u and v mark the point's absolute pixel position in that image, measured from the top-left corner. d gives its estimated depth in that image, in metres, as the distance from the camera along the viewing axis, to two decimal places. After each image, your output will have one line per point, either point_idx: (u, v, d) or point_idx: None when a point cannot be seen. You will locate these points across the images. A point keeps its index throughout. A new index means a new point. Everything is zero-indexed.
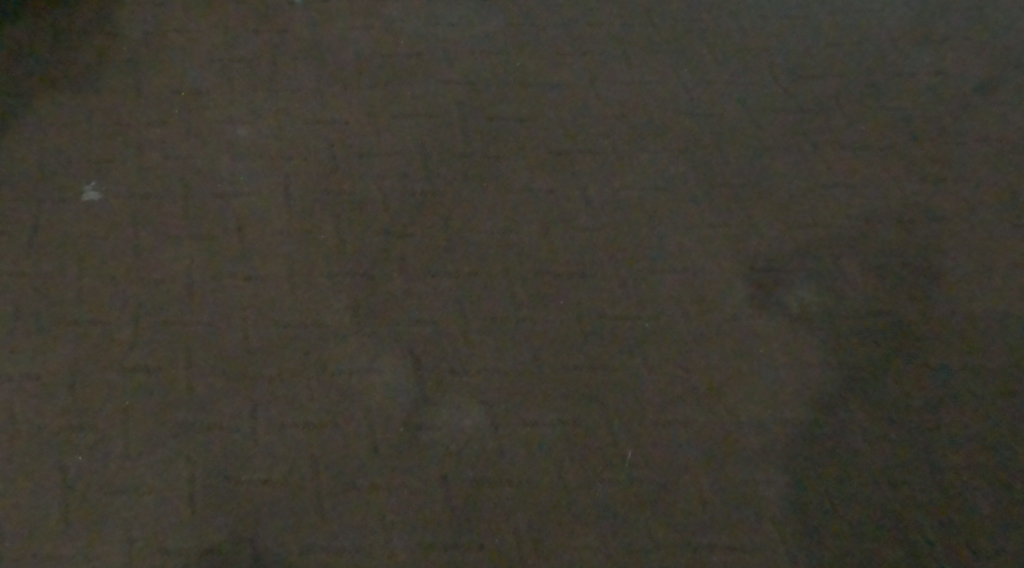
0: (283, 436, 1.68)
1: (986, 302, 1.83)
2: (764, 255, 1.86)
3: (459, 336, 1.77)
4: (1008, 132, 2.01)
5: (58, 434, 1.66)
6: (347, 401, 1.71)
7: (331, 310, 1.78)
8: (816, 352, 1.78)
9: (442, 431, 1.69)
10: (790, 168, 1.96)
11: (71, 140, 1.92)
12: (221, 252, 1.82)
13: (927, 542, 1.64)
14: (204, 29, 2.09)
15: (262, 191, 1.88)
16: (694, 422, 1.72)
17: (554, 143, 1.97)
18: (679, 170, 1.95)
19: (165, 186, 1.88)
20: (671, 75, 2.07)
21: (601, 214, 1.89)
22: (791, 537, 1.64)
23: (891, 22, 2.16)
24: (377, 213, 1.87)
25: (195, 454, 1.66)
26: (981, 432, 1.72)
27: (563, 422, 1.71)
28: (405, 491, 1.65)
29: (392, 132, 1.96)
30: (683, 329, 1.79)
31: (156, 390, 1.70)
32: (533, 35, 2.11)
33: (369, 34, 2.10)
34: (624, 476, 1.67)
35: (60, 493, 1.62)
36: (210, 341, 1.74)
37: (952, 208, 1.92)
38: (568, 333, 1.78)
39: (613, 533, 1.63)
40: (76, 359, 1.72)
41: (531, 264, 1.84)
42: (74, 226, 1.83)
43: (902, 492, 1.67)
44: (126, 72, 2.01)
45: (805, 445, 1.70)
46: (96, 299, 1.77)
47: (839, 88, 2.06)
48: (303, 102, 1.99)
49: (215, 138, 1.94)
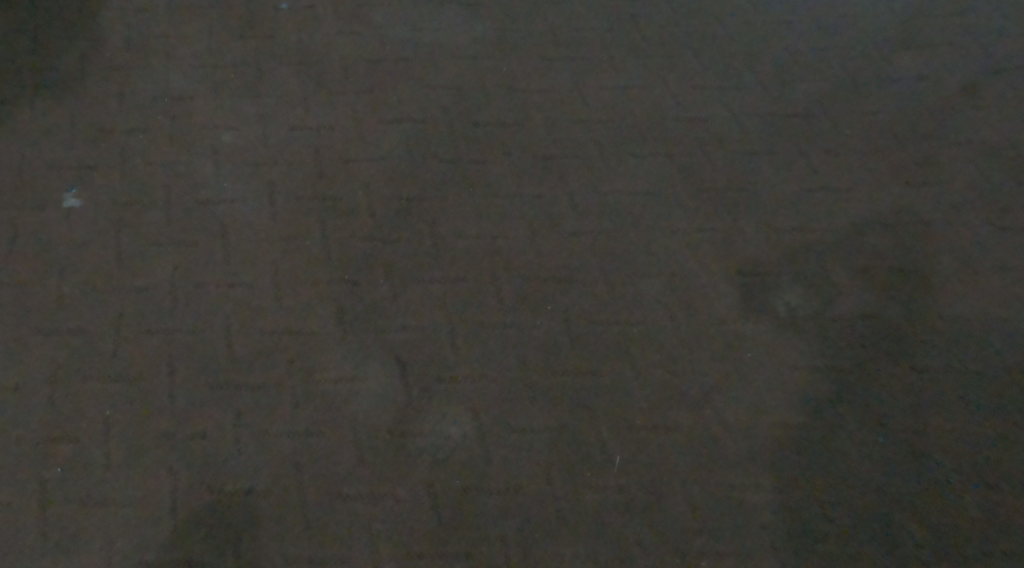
0: (267, 445, 1.66)
1: (973, 303, 1.82)
2: (750, 259, 1.86)
3: (446, 344, 1.75)
4: (990, 135, 2.00)
5: (36, 445, 1.64)
6: (331, 409, 1.69)
7: (315, 319, 1.76)
8: (803, 355, 1.77)
9: (429, 438, 1.68)
10: (776, 171, 1.95)
11: (52, 148, 1.90)
12: (205, 259, 1.81)
13: (915, 544, 1.63)
14: (189, 34, 2.07)
15: (246, 198, 1.87)
16: (682, 427, 1.71)
17: (538, 148, 1.96)
18: (665, 175, 1.94)
19: (147, 192, 1.86)
20: (656, 80, 2.06)
21: (588, 219, 1.88)
22: (780, 541, 1.63)
23: (874, 26, 2.15)
24: (363, 219, 1.86)
25: (178, 465, 1.64)
26: (968, 432, 1.72)
27: (552, 427, 1.70)
28: (391, 499, 1.64)
29: (378, 138, 1.95)
30: (670, 333, 1.78)
31: (137, 400, 1.68)
32: (518, 41, 2.11)
33: (354, 39, 2.09)
34: (614, 481, 1.66)
35: (38, 505, 1.61)
36: (193, 349, 1.73)
37: (937, 210, 1.92)
38: (556, 339, 1.77)
39: (599, 539, 1.63)
40: (56, 369, 1.70)
41: (518, 269, 1.83)
42: (54, 235, 1.81)
43: (893, 495, 1.67)
44: (110, 78, 1.99)
45: (793, 448, 1.70)
46: (75, 309, 1.75)
47: (826, 92, 2.05)
48: (289, 109, 1.98)
49: (199, 144, 1.92)
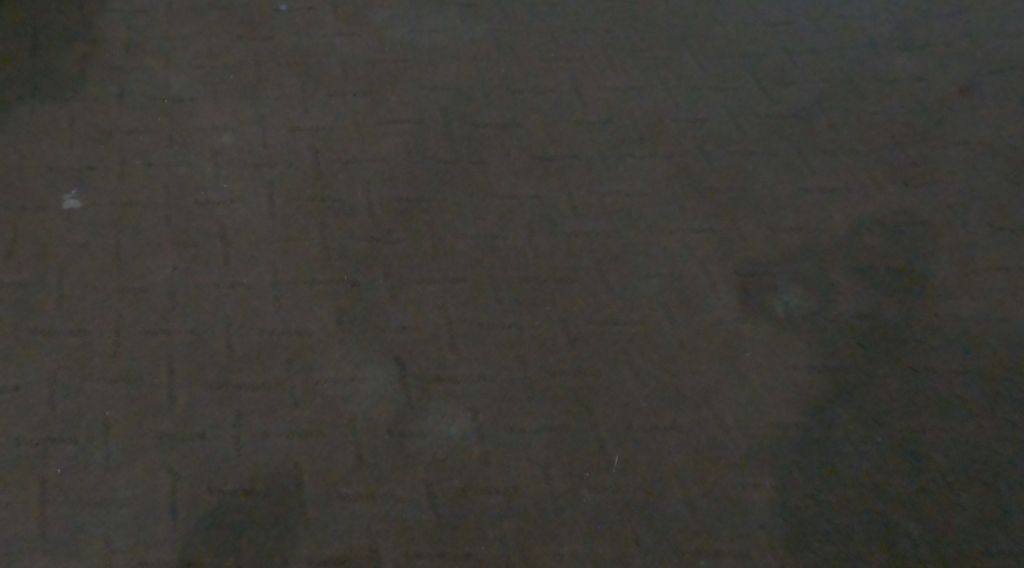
0: (267, 445, 1.67)
1: (971, 303, 1.83)
2: (749, 259, 1.86)
3: (445, 344, 1.76)
4: (988, 135, 2.01)
5: (36, 445, 1.65)
6: (331, 410, 1.70)
7: (315, 319, 1.77)
8: (801, 355, 1.78)
9: (429, 438, 1.69)
10: (774, 172, 1.96)
11: (52, 149, 1.90)
12: (205, 260, 1.81)
13: (913, 543, 1.64)
14: (189, 35, 2.07)
15: (246, 199, 1.87)
16: (680, 427, 1.71)
17: (538, 149, 1.96)
18: (664, 175, 1.94)
19: (147, 193, 1.87)
20: (655, 81, 2.07)
21: (587, 219, 1.89)
22: (778, 540, 1.64)
23: (873, 27, 2.16)
24: (362, 219, 1.86)
25: (177, 465, 1.65)
26: (965, 432, 1.72)
27: (551, 427, 1.70)
28: (390, 499, 1.64)
29: (377, 139, 1.96)
30: (668, 334, 1.79)
31: (137, 400, 1.69)
32: (517, 42, 2.11)
33: (354, 40, 2.09)
34: (613, 482, 1.67)
35: (38, 505, 1.61)
36: (193, 350, 1.73)
37: (935, 211, 1.92)
38: (555, 339, 1.77)
39: (598, 538, 1.63)
40: (56, 369, 1.71)
41: (517, 269, 1.83)
42: (54, 236, 1.82)
43: (891, 495, 1.67)
44: (110, 79, 2.00)
45: (791, 448, 1.70)
46: (75, 310, 1.76)
47: (824, 93, 2.06)
48: (289, 109, 1.98)
49: (199, 145, 1.93)
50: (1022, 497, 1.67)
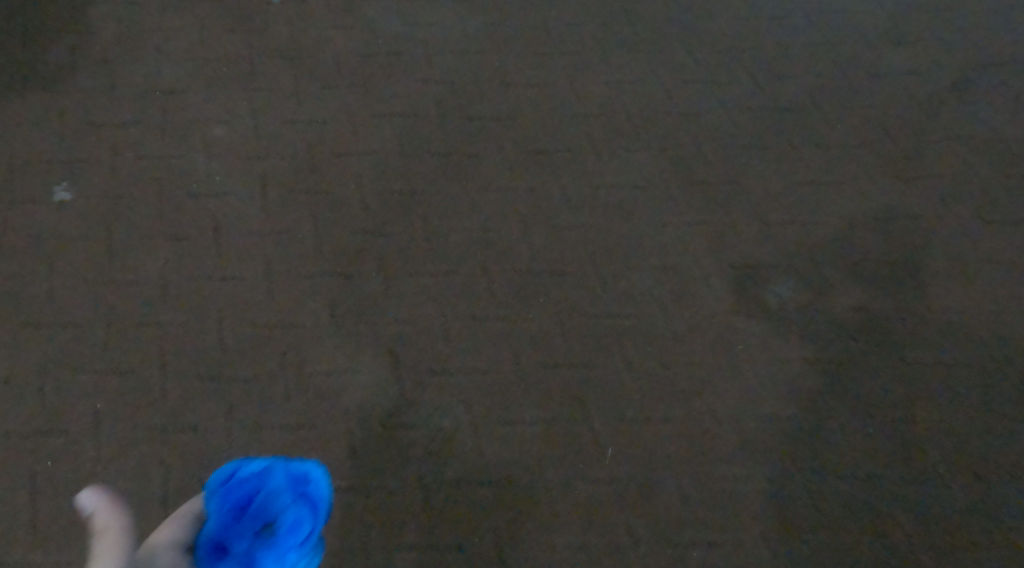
0: (261, 437, 1.68)
1: (963, 296, 1.84)
2: (741, 252, 1.86)
3: (438, 336, 1.76)
4: (980, 131, 2.01)
5: (27, 438, 1.66)
6: (325, 403, 1.70)
7: (309, 311, 1.77)
8: (794, 347, 1.78)
9: (423, 430, 1.70)
10: (767, 165, 1.96)
11: (43, 139, 1.90)
12: (197, 253, 1.81)
13: (900, 535, 1.67)
14: (180, 25, 2.05)
15: (238, 191, 1.87)
16: (672, 418, 1.73)
17: (531, 142, 1.96)
18: (658, 169, 1.94)
19: (139, 185, 1.86)
20: (649, 73, 2.06)
21: (580, 211, 1.89)
22: (767, 533, 1.67)
23: (869, 19, 2.15)
24: (355, 212, 1.86)
25: (169, 457, 1.67)
26: (955, 424, 1.74)
27: (544, 419, 1.71)
28: (384, 492, 1.66)
29: (369, 132, 1.95)
30: (662, 326, 1.79)
31: (129, 393, 1.70)
32: (511, 33, 2.09)
33: (346, 33, 2.06)
34: (605, 474, 1.69)
35: (28, 498, 1.63)
36: (186, 342, 1.73)
37: (927, 204, 1.92)
38: (548, 332, 1.77)
39: (589, 530, 1.66)
40: (46, 362, 1.71)
41: (510, 262, 1.83)
42: (46, 227, 1.81)
43: (880, 487, 1.70)
44: (101, 70, 1.98)
45: (783, 441, 1.72)
46: (66, 301, 1.75)
47: (818, 85, 2.06)
48: (280, 102, 1.97)
49: (191, 137, 1.92)
50: (1007, 490, 1.70)
